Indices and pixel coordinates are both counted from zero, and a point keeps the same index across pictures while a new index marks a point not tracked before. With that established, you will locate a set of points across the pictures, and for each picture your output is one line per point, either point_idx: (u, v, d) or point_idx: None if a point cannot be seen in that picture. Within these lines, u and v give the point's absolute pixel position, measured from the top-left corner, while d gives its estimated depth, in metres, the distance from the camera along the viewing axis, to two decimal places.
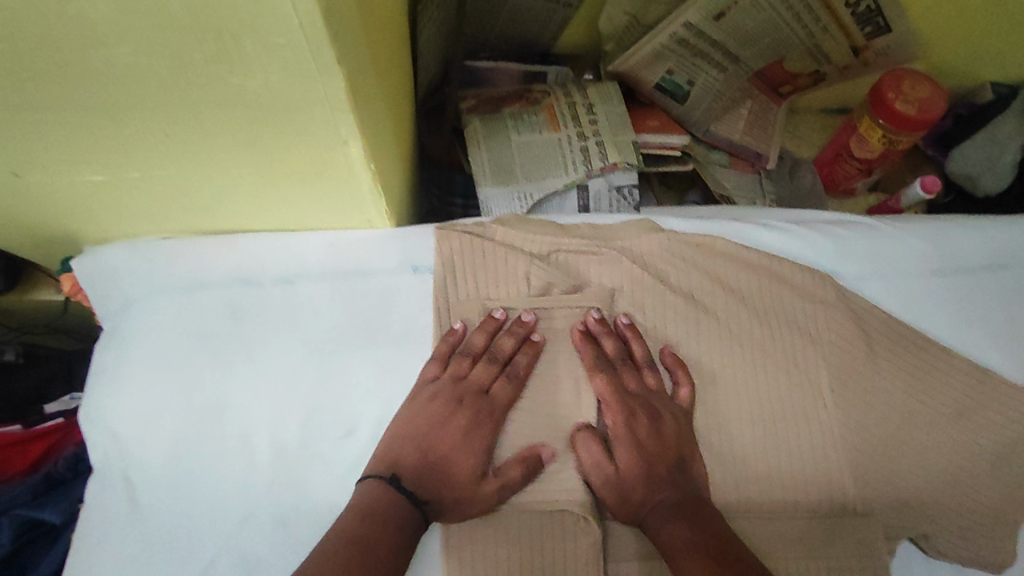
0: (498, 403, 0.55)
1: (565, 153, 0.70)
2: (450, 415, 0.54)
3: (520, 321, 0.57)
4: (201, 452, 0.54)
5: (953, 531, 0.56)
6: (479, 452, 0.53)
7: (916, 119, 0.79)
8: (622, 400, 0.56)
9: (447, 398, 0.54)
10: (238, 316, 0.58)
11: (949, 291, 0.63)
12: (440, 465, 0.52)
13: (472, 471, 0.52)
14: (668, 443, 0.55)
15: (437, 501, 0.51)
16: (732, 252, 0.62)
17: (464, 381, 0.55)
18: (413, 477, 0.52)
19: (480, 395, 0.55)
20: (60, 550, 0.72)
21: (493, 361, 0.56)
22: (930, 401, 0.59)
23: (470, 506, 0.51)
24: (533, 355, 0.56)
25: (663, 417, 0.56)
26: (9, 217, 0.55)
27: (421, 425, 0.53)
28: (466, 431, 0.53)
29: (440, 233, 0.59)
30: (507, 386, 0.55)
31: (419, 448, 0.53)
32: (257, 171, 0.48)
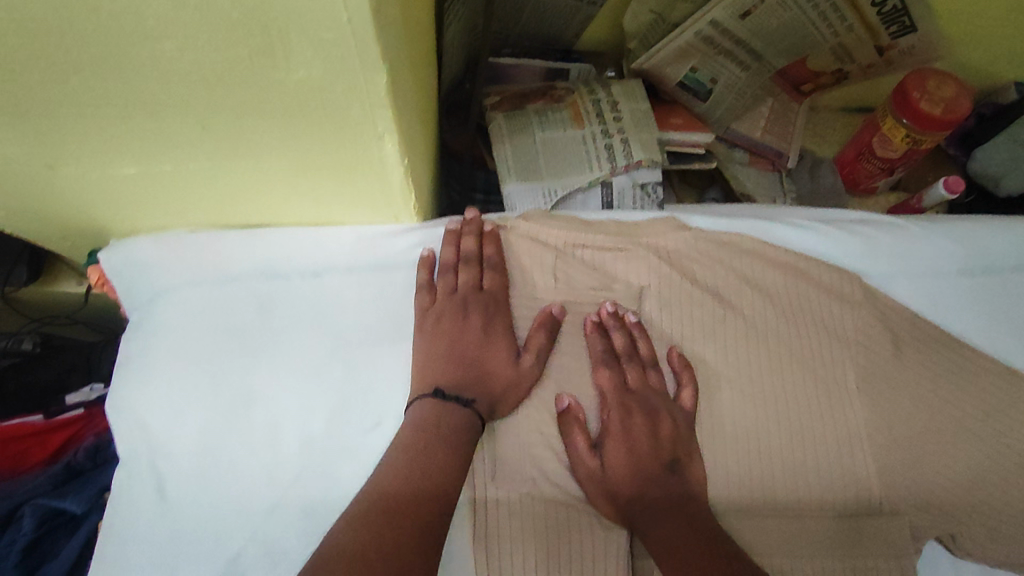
0: (495, 292, 0.57)
1: (589, 150, 0.70)
2: (462, 321, 0.55)
3: (466, 222, 0.60)
4: (229, 445, 0.54)
5: (984, 535, 0.56)
6: (504, 336, 0.56)
7: (942, 119, 0.79)
8: (619, 400, 0.55)
9: (452, 308, 0.56)
10: (266, 309, 0.58)
11: (978, 292, 0.62)
12: (479, 366, 0.54)
13: (506, 355, 0.55)
14: (663, 444, 0.54)
15: (487, 399, 0.53)
16: (758, 250, 0.62)
17: (458, 289, 0.57)
18: (449, 383, 0.53)
19: (478, 292, 0.57)
20: (81, 538, 0.72)
21: (469, 262, 0.58)
22: (959, 402, 0.58)
23: (521, 388, 0.55)
24: (495, 239, 0.59)
25: (662, 418, 0.55)
26: (42, 209, 0.56)
27: (443, 339, 0.55)
28: (484, 326, 0.56)
29: (463, 227, 0.60)
30: (491, 276, 0.58)
31: (453, 363, 0.54)
32: (291, 165, 0.48)
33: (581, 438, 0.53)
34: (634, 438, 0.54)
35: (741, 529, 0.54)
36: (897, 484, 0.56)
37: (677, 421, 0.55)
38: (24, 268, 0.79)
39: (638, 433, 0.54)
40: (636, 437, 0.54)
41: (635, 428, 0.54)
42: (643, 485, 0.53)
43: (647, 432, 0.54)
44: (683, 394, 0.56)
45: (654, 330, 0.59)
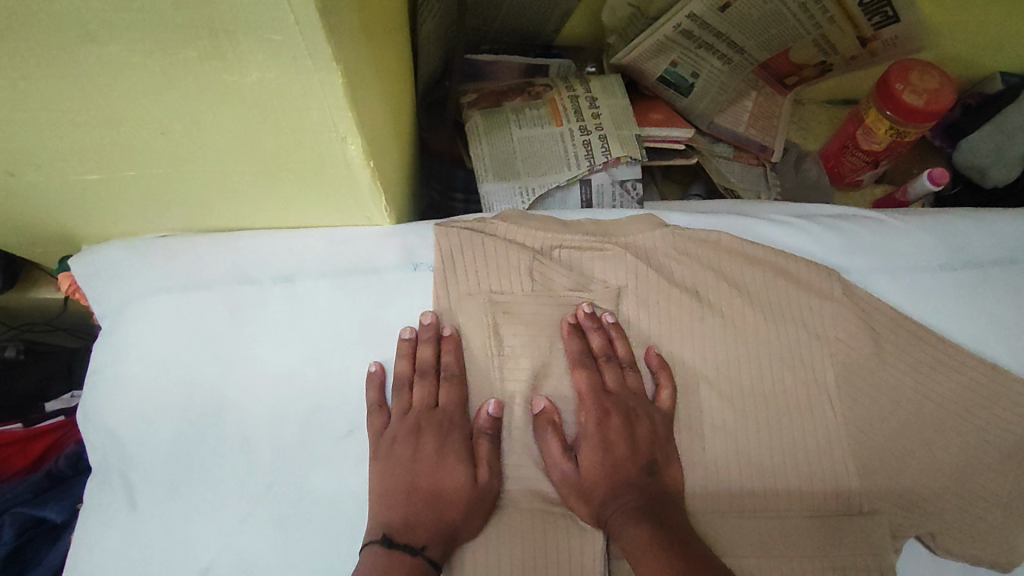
0: (450, 411, 0.54)
1: (567, 147, 0.69)
2: (415, 447, 0.53)
3: (423, 328, 0.56)
4: (200, 453, 0.53)
5: (962, 532, 0.56)
6: (460, 459, 0.53)
7: (925, 111, 0.78)
8: (597, 402, 0.55)
9: (405, 433, 0.53)
10: (237, 315, 0.56)
11: (957, 286, 0.62)
12: (432, 496, 0.51)
13: (461, 471, 0.52)
14: (640, 447, 0.54)
15: (441, 538, 0.49)
16: (737, 247, 0.61)
17: (411, 409, 0.54)
18: (400, 524, 0.50)
19: (432, 411, 0.54)
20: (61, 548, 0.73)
21: (424, 375, 0.55)
22: (939, 398, 0.58)
23: (481, 505, 0.52)
24: (454, 347, 0.56)
25: (639, 420, 0.54)
26: (8, 215, 0.55)
27: (395, 469, 0.52)
28: (438, 452, 0.53)
29: (440, 230, 0.59)
30: (448, 388, 0.55)
31: (405, 493, 0.51)
32: (255, 168, 0.47)
33: (556, 440, 0.53)
34: (611, 442, 0.54)
35: (721, 534, 0.53)
36: (877, 482, 0.56)
37: (655, 418, 0.55)
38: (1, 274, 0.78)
39: (615, 437, 0.54)
40: (613, 440, 0.54)
41: (612, 426, 0.54)
42: (617, 491, 0.52)
43: (623, 435, 0.54)
44: (660, 396, 0.56)
45: (631, 331, 0.59)
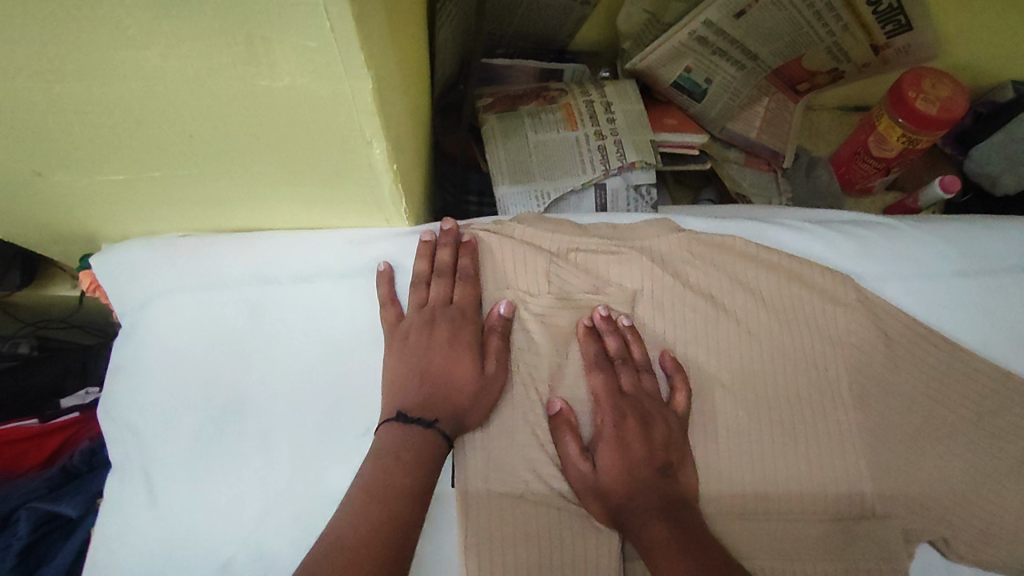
0: (464, 306, 0.57)
1: (583, 152, 0.69)
2: (429, 335, 0.55)
3: (443, 234, 0.59)
4: (220, 449, 0.54)
5: (977, 539, 0.55)
6: (469, 347, 0.55)
7: (938, 118, 0.79)
8: (614, 403, 0.55)
9: (421, 320, 0.55)
10: (256, 314, 0.57)
11: (971, 294, 0.62)
12: (442, 380, 0.53)
13: (471, 361, 0.54)
14: (657, 447, 0.53)
15: (451, 417, 0.52)
16: (752, 252, 0.61)
17: (427, 303, 0.56)
18: (415, 401, 0.52)
19: (446, 306, 0.56)
20: (74, 541, 0.73)
21: (441, 274, 0.57)
22: (952, 404, 0.58)
23: (489, 394, 0.54)
24: (472, 252, 0.58)
25: (656, 422, 0.54)
26: (34, 215, 0.56)
27: (410, 356, 0.54)
28: (450, 339, 0.55)
29: (457, 231, 0.60)
30: (463, 287, 0.57)
31: (418, 377, 0.53)
32: (278, 169, 0.48)
33: (574, 440, 0.53)
34: (629, 443, 0.53)
35: (734, 532, 0.54)
36: (890, 487, 0.56)
37: (671, 418, 0.55)
38: (17, 273, 0.79)
39: (634, 439, 0.53)
40: (631, 441, 0.53)
41: (629, 423, 0.54)
42: (636, 492, 0.52)
43: (642, 438, 0.53)
44: (677, 398, 0.56)
45: (647, 333, 0.59)
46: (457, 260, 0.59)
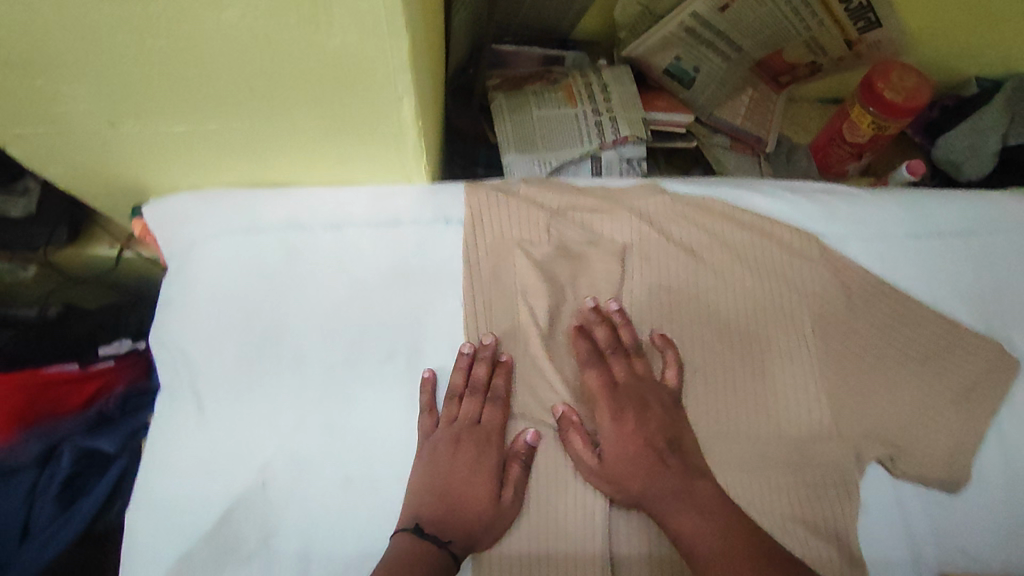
0: (490, 428, 0.61)
1: (581, 127, 0.77)
2: (453, 453, 0.60)
3: (482, 347, 0.63)
4: (260, 372, 0.62)
5: (919, 458, 0.63)
6: (490, 474, 0.59)
7: (903, 106, 0.88)
8: (612, 394, 0.63)
9: (447, 441, 0.60)
10: (292, 255, 0.65)
11: (922, 252, 0.70)
12: (458, 505, 0.58)
13: (488, 485, 0.59)
14: (657, 431, 0.61)
15: (463, 541, 0.56)
16: (728, 213, 0.69)
17: (456, 421, 0.61)
18: (434, 519, 0.57)
19: (473, 427, 0.61)
20: (110, 477, 0.88)
21: (474, 390, 0.62)
22: (901, 346, 0.67)
23: (499, 524, 0.58)
24: (505, 372, 0.63)
25: (651, 404, 0.62)
26: (99, 168, 0.63)
27: (434, 473, 0.59)
28: (472, 462, 0.60)
29: (469, 188, 0.68)
30: (491, 408, 0.62)
31: (435, 495, 0.58)
32: (319, 123, 0.56)
33: (582, 436, 0.61)
34: (625, 425, 0.62)
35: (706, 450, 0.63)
36: (845, 415, 0.64)
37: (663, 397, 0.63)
38: (65, 229, 0.87)
39: (630, 418, 0.62)
40: (628, 415, 0.62)
41: (637, 438, 0.61)
42: (655, 479, 0.59)
43: (638, 421, 0.62)
44: (667, 374, 0.64)
45: (635, 281, 0.67)
46: (491, 376, 0.63)
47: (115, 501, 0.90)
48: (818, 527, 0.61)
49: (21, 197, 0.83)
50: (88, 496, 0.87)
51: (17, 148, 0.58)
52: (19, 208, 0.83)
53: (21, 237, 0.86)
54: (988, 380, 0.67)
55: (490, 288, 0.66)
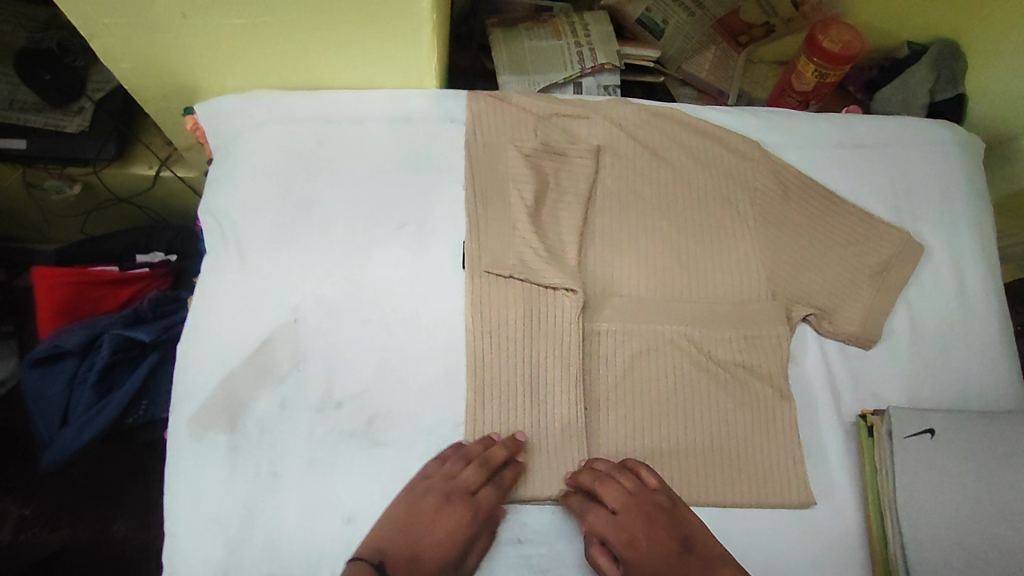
0: (482, 504, 0.64)
1: (566, 56, 0.92)
2: (439, 507, 0.62)
3: (513, 441, 0.67)
4: (293, 238, 0.74)
5: (837, 316, 0.77)
6: (455, 527, 0.62)
7: (840, 54, 1.03)
8: (614, 520, 0.63)
9: (439, 492, 0.63)
10: (322, 142, 0.78)
11: (846, 159, 0.85)
12: (423, 550, 0.61)
13: (452, 534, 0.62)
14: (663, 538, 0.61)
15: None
16: (686, 121, 0.83)
17: (456, 479, 0.64)
18: (399, 563, 0.60)
19: (466, 494, 0.63)
20: (143, 370, 0.95)
21: (483, 465, 0.64)
22: (828, 231, 0.80)
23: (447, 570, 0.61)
24: (518, 470, 0.67)
25: (657, 516, 0.63)
26: (164, 64, 0.76)
27: (412, 515, 0.62)
28: (451, 521, 0.62)
29: (471, 95, 0.81)
30: (491, 488, 0.65)
31: (406, 538, 0.61)
32: (353, 18, 0.69)
33: (599, 513, 0.64)
34: (637, 542, 0.61)
35: (666, 307, 0.75)
36: (780, 285, 0.78)
37: (665, 511, 0.63)
38: (113, 146, 0.98)
39: (640, 535, 0.62)
40: (636, 532, 0.62)
41: (654, 542, 0.61)
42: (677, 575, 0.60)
43: (648, 532, 0.62)
44: (648, 479, 0.65)
45: (608, 173, 0.80)
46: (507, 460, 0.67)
47: (144, 397, 0.97)
48: (753, 368, 0.74)
49: (77, 115, 0.96)
50: (122, 387, 0.95)
51: (100, 40, 0.71)
52: (75, 123, 0.96)
53: (73, 148, 0.96)
54: (900, 260, 0.80)
55: (486, 174, 0.78)
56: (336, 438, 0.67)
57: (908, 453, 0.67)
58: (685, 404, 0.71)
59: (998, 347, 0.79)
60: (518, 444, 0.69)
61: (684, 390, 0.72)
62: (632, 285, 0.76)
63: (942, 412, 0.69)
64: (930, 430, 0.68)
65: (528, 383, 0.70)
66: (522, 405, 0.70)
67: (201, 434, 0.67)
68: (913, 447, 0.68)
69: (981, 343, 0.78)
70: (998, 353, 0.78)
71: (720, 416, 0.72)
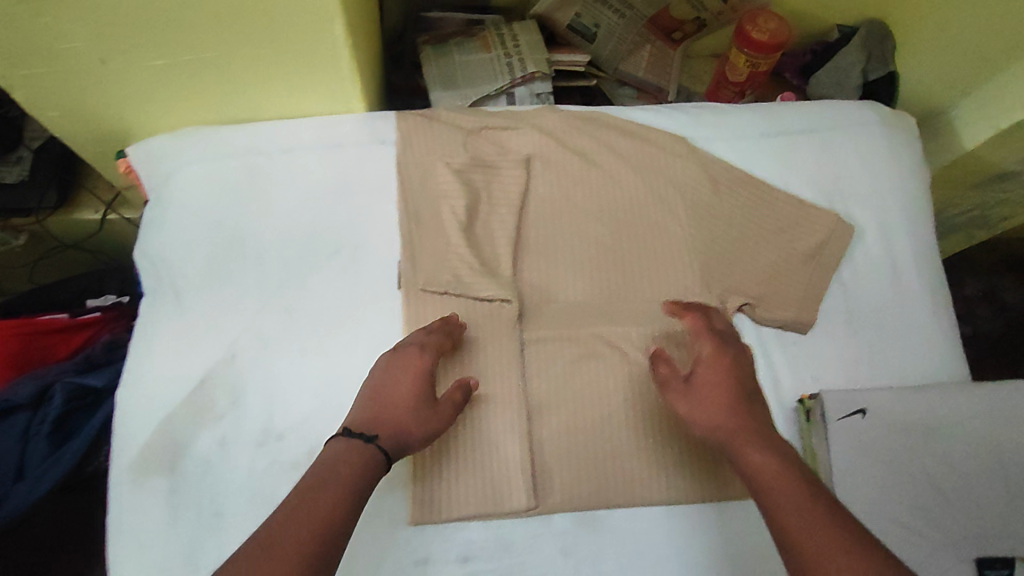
0: (430, 350, 0.66)
1: (495, 68, 0.92)
2: (386, 366, 0.64)
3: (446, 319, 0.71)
4: (229, 269, 0.74)
5: (771, 304, 0.78)
6: (409, 378, 0.63)
7: (768, 43, 1.04)
8: (709, 337, 0.66)
9: (385, 355, 0.65)
10: (252, 175, 0.78)
11: (774, 147, 0.86)
12: (386, 405, 0.61)
13: (408, 387, 0.62)
14: (744, 370, 0.63)
15: (390, 438, 0.59)
16: (613, 123, 0.85)
17: (403, 342, 0.66)
18: (368, 419, 0.59)
19: (408, 345, 0.66)
20: (97, 418, 0.94)
21: (423, 330, 0.68)
22: (759, 221, 0.82)
23: (420, 417, 0.61)
24: (450, 330, 0.69)
25: (739, 351, 0.66)
26: (90, 110, 0.77)
27: (373, 380, 0.63)
28: (401, 368, 0.63)
29: (399, 115, 0.81)
30: (435, 337, 0.67)
31: (371, 398, 0.61)
32: (270, 49, 0.70)
33: (700, 324, 0.68)
34: (713, 356, 0.64)
35: (603, 312, 0.76)
36: (714, 278, 0.79)
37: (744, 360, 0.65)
38: (54, 194, 0.98)
39: (721, 355, 0.64)
40: (725, 348, 0.65)
41: (738, 366, 0.63)
42: (739, 418, 0.59)
43: (728, 357, 0.64)
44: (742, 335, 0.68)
45: (538, 180, 0.81)
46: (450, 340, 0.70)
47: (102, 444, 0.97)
48: (691, 363, 0.75)
49: (16, 165, 0.95)
50: (77, 436, 0.94)
51: (19, 92, 0.72)
52: (13, 173, 0.94)
53: (13, 200, 0.96)
54: (831, 243, 0.81)
55: (418, 193, 0.78)
56: (279, 471, 0.67)
57: (872, 419, 0.69)
58: (624, 402, 0.73)
59: (932, 321, 0.80)
60: (464, 462, 0.69)
61: (623, 388, 0.73)
62: (567, 291, 0.77)
63: (875, 392, 0.69)
64: (861, 411, 0.69)
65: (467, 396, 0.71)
66: (465, 422, 0.70)
67: (142, 480, 0.65)
68: (844, 429, 0.68)
69: (917, 321, 0.80)
70: (932, 328, 0.80)
71: (665, 414, 0.72)
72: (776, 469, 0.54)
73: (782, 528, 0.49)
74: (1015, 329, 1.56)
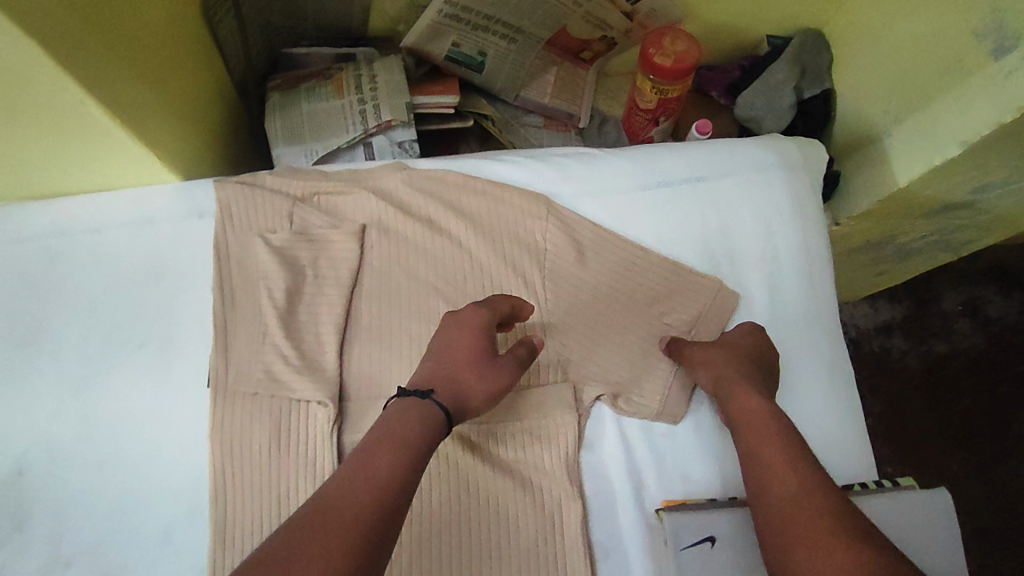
0: (495, 312, 0.63)
1: (347, 116, 0.83)
2: (448, 326, 0.61)
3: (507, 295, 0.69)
4: (21, 369, 0.67)
5: (633, 390, 0.70)
6: (472, 336, 0.60)
7: (674, 68, 0.92)
8: (745, 334, 0.69)
9: (449, 316, 0.63)
10: (53, 259, 0.70)
11: (651, 202, 0.75)
12: (452, 363, 0.58)
13: (474, 343, 0.60)
14: (752, 353, 0.67)
15: (445, 394, 0.56)
16: (464, 183, 0.74)
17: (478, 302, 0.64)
18: (437, 377, 0.57)
19: (470, 307, 0.63)
20: None
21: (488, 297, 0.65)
22: (627, 291, 0.72)
23: (483, 375, 0.58)
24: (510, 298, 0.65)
25: (756, 340, 0.68)
26: None
27: (438, 339, 0.61)
28: (464, 327, 0.61)
29: (216, 185, 0.71)
30: (501, 301, 0.64)
31: (435, 358, 0.59)
32: (35, 139, 0.59)
33: (737, 327, 0.70)
34: (728, 343, 0.68)
35: None
36: (570, 362, 0.70)
37: (738, 340, 0.68)
38: None
39: (733, 343, 0.68)
40: (732, 339, 0.68)
41: (741, 351, 0.67)
42: (735, 372, 0.64)
43: (738, 342, 0.68)
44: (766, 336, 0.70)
45: (375, 252, 0.72)
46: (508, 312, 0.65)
47: None
48: (538, 466, 0.67)
49: None
50: None
51: None
52: None
53: None
54: (708, 316, 0.72)
55: (237, 272, 0.69)
56: None
57: None
58: (460, 511, 0.64)
59: (824, 404, 0.71)
60: None
61: (461, 499, 0.65)
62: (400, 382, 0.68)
63: (726, 514, 0.61)
64: (711, 537, 0.61)
65: (276, 508, 0.63)
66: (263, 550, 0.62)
67: None
68: (690, 559, 0.60)
69: (804, 405, 0.70)
70: (824, 412, 0.70)
71: (507, 524, 0.64)
72: (756, 419, 0.59)
73: (765, 478, 0.55)
74: (997, 347, 1.27)
